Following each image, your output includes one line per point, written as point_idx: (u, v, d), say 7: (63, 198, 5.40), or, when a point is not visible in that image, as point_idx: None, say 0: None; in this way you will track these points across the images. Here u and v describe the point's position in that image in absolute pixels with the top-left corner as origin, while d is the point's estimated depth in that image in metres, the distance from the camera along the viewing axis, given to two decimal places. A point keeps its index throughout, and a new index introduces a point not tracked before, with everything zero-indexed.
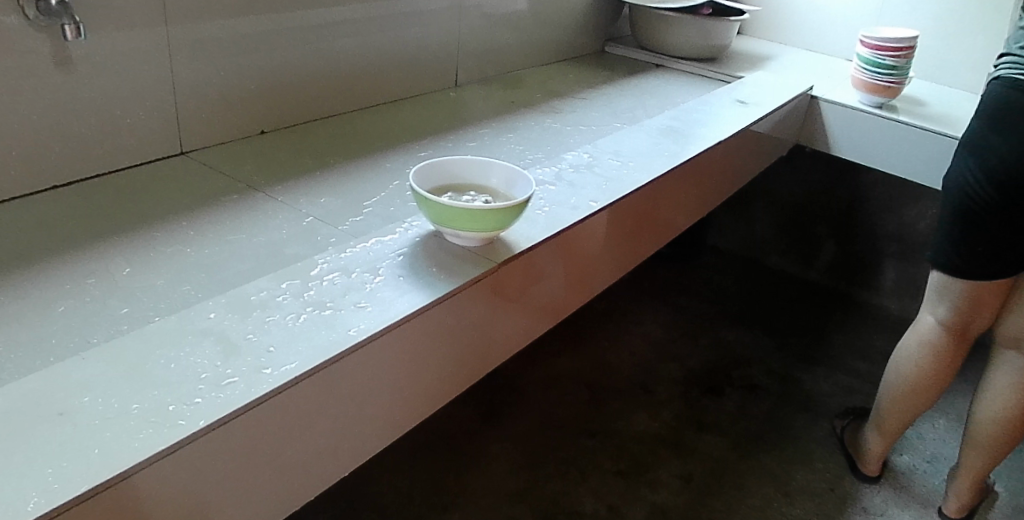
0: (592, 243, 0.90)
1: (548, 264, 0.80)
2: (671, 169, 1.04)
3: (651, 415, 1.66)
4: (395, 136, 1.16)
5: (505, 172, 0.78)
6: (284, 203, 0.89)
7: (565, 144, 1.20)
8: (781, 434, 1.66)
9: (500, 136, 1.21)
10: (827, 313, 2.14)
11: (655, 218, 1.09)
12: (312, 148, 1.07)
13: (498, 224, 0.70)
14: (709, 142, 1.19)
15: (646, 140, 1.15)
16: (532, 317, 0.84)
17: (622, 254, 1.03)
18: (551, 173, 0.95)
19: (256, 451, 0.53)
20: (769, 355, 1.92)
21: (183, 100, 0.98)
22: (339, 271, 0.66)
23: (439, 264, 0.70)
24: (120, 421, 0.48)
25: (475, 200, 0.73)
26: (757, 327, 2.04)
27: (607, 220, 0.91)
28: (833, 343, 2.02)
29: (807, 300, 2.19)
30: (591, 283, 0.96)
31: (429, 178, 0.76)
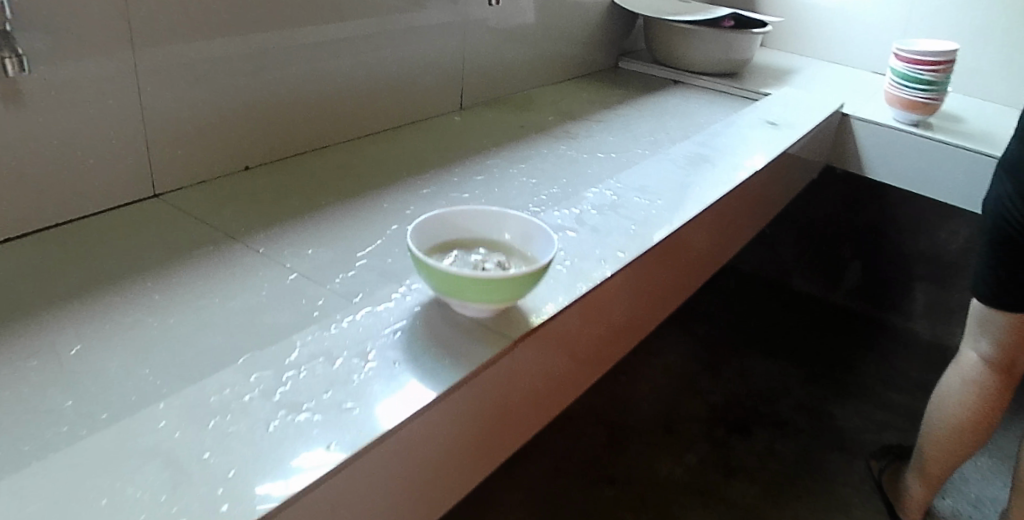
0: (621, 298, 0.78)
1: (570, 330, 0.69)
2: (703, 208, 0.93)
3: (673, 458, 1.53)
4: (393, 168, 1.05)
5: (520, 224, 0.66)
6: (267, 255, 0.78)
7: (583, 176, 1.08)
8: (813, 477, 1.53)
9: (510, 168, 1.10)
10: (856, 340, 2.01)
11: (687, 265, 0.97)
12: (301, 187, 0.96)
13: (513, 293, 0.58)
14: (740, 173, 1.08)
15: (672, 172, 1.03)
16: (551, 390, 0.72)
17: (652, 304, 0.91)
18: (570, 215, 0.84)
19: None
20: (797, 388, 1.80)
21: (153, 136, 0.87)
22: (320, 357, 0.55)
23: (442, 341, 0.58)
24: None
25: (486, 264, 0.61)
26: (784, 357, 1.91)
27: (636, 272, 0.79)
28: (864, 372, 1.89)
29: (834, 327, 2.07)
30: (617, 343, 0.84)
31: (430, 234, 0.64)
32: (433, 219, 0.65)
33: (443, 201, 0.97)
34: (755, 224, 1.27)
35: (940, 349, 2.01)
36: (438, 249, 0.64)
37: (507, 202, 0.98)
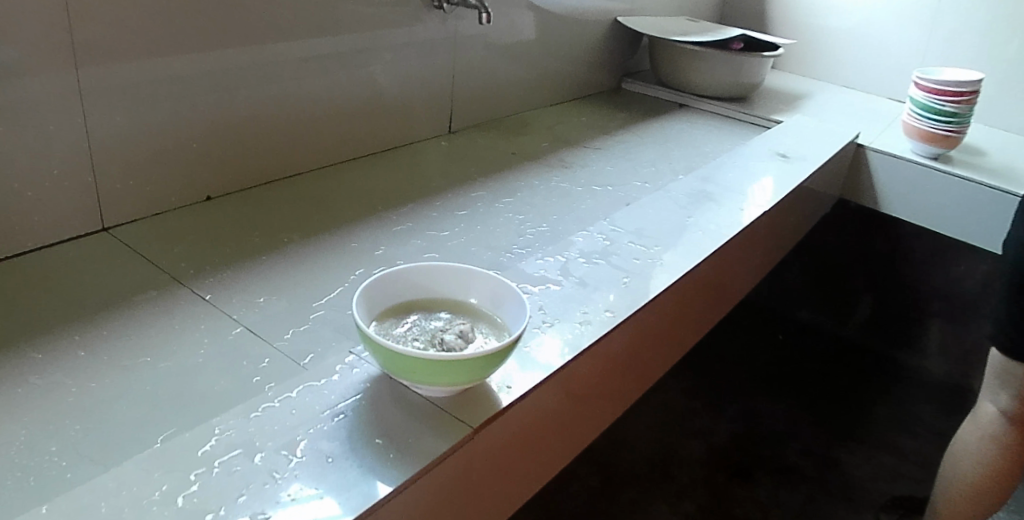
0: (613, 361, 0.70)
1: (551, 403, 0.60)
2: (703, 258, 0.84)
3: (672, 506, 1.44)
4: (368, 201, 0.97)
5: (488, 287, 0.58)
6: (214, 303, 0.70)
7: (576, 213, 1.00)
8: None
9: (497, 201, 1.02)
10: (867, 380, 1.91)
11: (687, 319, 0.88)
12: (265, 223, 0.87)
13: (473, 374, 0.49)
14: (746, 215, 0.99)
15: (671, 214, 0.95)
16: (530, 468, 0.63)
17: (651, 361, 0.82)
18: (554, 264, 0.76)
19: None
20: (803, 431, 1.71)
21: (102, 163, 0.77)
22: (241, 451, 0.46)
23: (389, 429, 0.50)
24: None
25: (445, 334, 0.53)
26: (791, 396, 1.82)
27: (631, 331, 0.71)
28: (874, 414, 1.79)
29: (843, 365, 1.97)
30: (610, 408, 0.75)
31: (385, 294, 0.56)
32: (389, 278, 0.56)
33: (419, 240, 0.89)
34: (762, 267, 1.18)
35: (954, 391, 1.91)
36: (392, 314, 0.55)
37: (490, 242, 0.89)
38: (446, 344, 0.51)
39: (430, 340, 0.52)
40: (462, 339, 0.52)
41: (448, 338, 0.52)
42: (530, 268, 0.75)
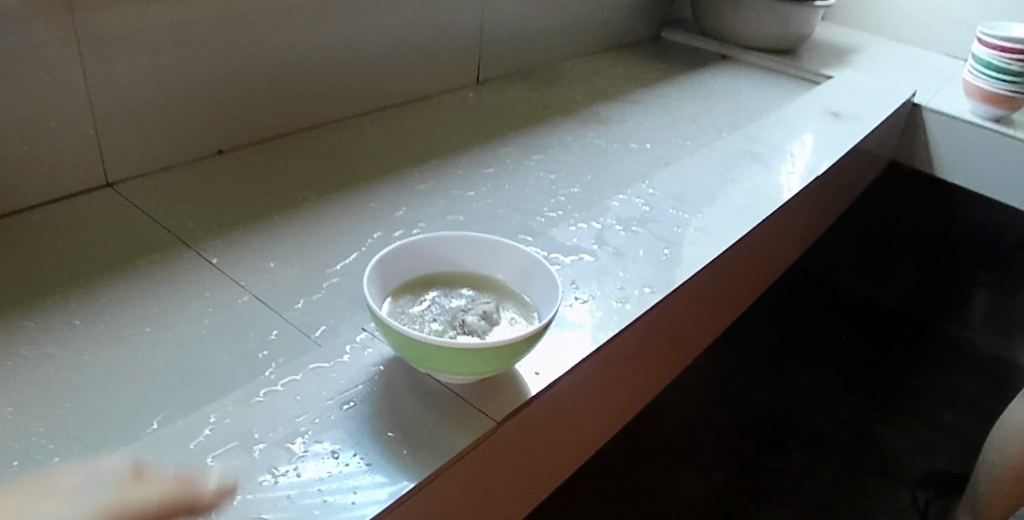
0: (655, 338, 0.64)
1: (587, 387, 0.55)
2: (752, 226, 0.77)
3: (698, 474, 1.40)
4: (390, 156, 0.91)
5: (516, 261, 0.52)
6: (221, 268, 0.66)
7: (611, 172, 0.93)
8: (855, 505, 1.38)
9: (527, 158, 0.95)
10: (910, 349, 1.83)
11: (732, 293, 0.82)
12: (279, 181, 0.81)
13: (496, 363, 0.44)
14: (797, 180, 0.91)
15: (713, 178, 0.88)
16: (565, 453, 0.58)
17: (694, 335, 0.76)
18: (588, 232, 0.70)
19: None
20: (840, 401, 1.64)
21: (104, 117, 0.72)
22: (238, 444, 0.42)
23: (403, 423, 0.44)
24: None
25: (466, 316, 0.47)
26: (830, 364, 1.75)
27: (674, 306, 0.65)
28: (915, 386, 1.72)
29: (886, 332, 1.88)
30: (651, 387, 0.70)
31: (402, 267, 0.50)
32: (404, 250, 0.50)
33: (442, 200, 0.83)
34: (810, 235, 1.10)
35: (998, 364, 1.83)
36: (410, 289, 0.50)
37: (519, 204, 0.83)
38: (467, 328, 0.46)
39: (450, 321, 0.47)
40: (485, 321, 0.47)
41: (469, 320, 0.46)
42: (561, 237, 0.69)
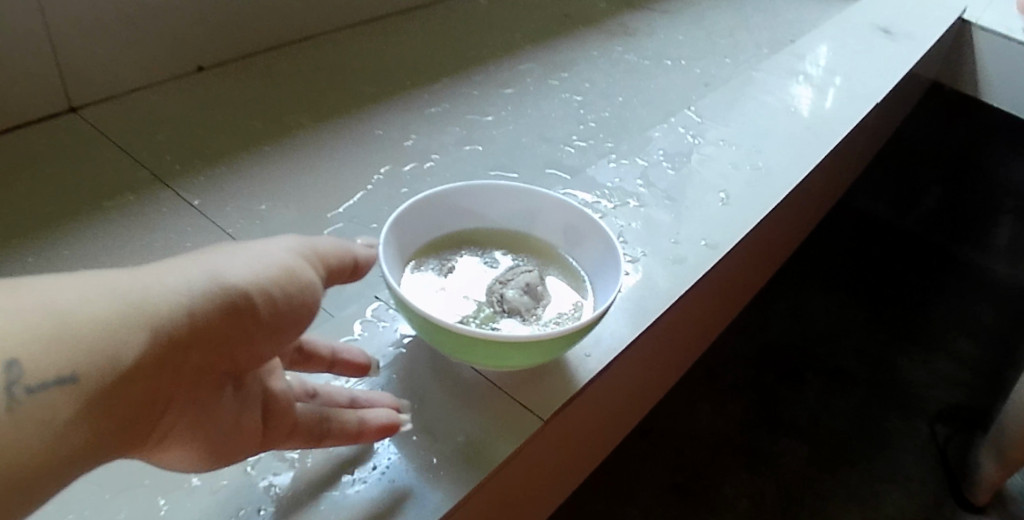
0: (705, 306, 0.57)
1: (634, 370, 0.49)
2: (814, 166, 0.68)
3: (712, 407, 1.18)
4: (392, 74, 0.79)
5: (561, 214, 0.44)
6: (203, 213, 0.57)
7: (645, 94, 0.82)
8: (863, 444, 1.16)
9: (550, 78, 0.83)
10: (925, 271, 1.52)
11: (780, 243, 0.74)
12: (268, 105, 0.70)
13: (542, 353, 0.36)
14: (857, 108, 0.80)
15: (762, 106, 0.77)
16: (607, 437, 0.53)
17: (742, 292, 0.69)
18: (630, 169, 0.61)
19: (348, 438, 0.36)
20: (856, 331, 1.36)
21: (67, 40, 0.59)
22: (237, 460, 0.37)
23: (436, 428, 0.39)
24: (194, 254, 0.31)
25: (505, 288, 0.39)
26: (841, 286, 1.45)
27: (727, 270, 0.57)
28: (936, 314, 1.43)
29: (900, 248, 1.55)
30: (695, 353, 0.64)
31: (419, 224, 0.41)
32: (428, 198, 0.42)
33: (458, 126, 0.72)
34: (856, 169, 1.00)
35: None
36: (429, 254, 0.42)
37: (544, 132, 0.73)
38: (510, 309, 0.38)
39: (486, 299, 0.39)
40: (529, 297, 0.39)
41: (509, 297, 0.39)
42: (601, 176, 0.59)
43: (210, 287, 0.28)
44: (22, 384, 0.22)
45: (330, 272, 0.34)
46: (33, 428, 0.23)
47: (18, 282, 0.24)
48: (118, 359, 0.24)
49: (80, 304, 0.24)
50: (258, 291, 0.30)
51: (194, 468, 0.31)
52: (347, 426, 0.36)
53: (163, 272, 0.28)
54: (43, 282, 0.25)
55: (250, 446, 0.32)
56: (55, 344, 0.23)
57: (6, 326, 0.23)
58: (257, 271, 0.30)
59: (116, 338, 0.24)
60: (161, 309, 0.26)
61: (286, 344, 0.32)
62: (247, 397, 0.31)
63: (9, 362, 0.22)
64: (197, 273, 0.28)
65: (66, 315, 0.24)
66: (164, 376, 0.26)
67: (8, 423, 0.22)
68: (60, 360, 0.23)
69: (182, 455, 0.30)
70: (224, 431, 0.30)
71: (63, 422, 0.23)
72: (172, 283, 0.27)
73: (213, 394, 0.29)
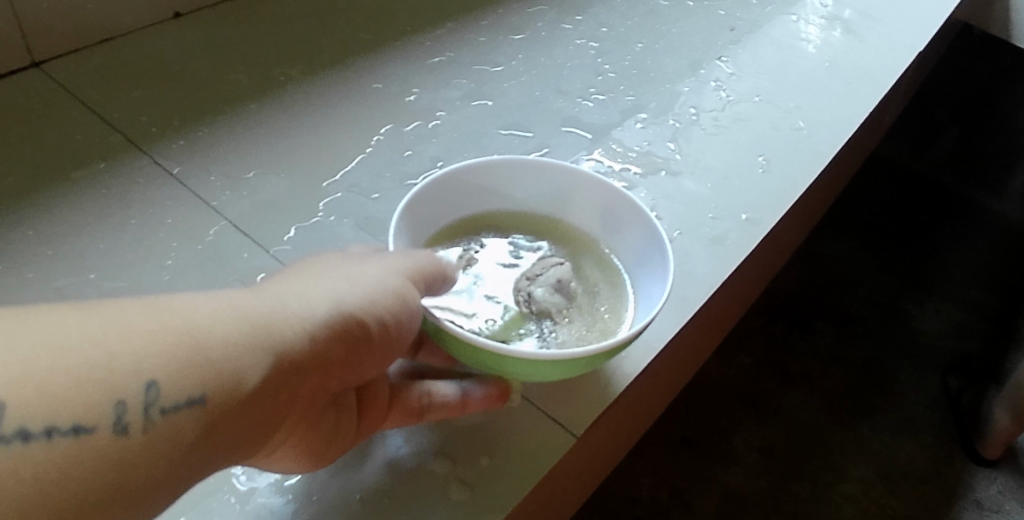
0: (727, 292, 0.56)
1: (656, 365, 0.48)
2: (855, 129, 0.64)
3: (718, 355, 1.01)
4: (388, 14, 0.70)
5: (599, 200, 0.47)
6: (186, 185, 0.52)
7: (670, 36, 0.73)
8: (867, 399, 0.98)
9: (564, 17, 0.74)
10: (934, 207, 1.24)
11: (798, 215, 0.72)
12: (250, 55, 0.63)
13: (577, 369, 0.38)
14: (901, 58, 0.73)
15: (797, 59, 0.71)
16: (623, 423, 0.53)
17: (759, 265, 0.67)
18: (662, 131, 0.61)
19: (451, 409, 0.40)
20: (867, 270, 1.13)
21: None
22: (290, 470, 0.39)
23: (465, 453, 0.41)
24: (307, 276, 0.35)
25: (536, 279, 0.43)
26: (842, 226, 1.19)
27: (753, 257, 0.56)
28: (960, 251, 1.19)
29: (904, 187, 1.26)
30: (708, 331, 0.64)
31: (447, 205, 0.45)
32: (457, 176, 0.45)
33: (465, 78, 0.65)
34: (881, 126, 0.96)
35: None
36: (457, 234, 0.46)
37: (559, 84, 0.66)
38: (539, 308, 0.42)
39: (517, 297, 0.42)
40: (559, 295, 0.43)
41: (538, 293, 0.42)
42: (628, 139, 0.60)
43: (329, 321, 0.32)
44: (157, 405, 0.26)
45: (425, 291, 0.38)
46: (164, 444, 0.26)
47: (159, 302, 0.28)
48: (242, 382, 0.28)
49: (211, 329, 0.28)
50: (371, 318, 0.34)
51: (301, 467, 0.36)
52: (448, 398, 0.40)
53: (285, 300, 0.32)
54: (181, 304, 0.29)
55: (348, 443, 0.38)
56: (185, 368, 0.27)
57: (144, 350, 0.26)
58: (367, 300, 0.34)
59: (237, 364, 0.28)
60: (285, 335, 0.30)
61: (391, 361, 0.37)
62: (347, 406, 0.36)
63: (147, 384, 0.26)
64: (310, 302, 0.32)
65: (202, 339, 0.27)
66: (280, 397, 0.30)
67: (143, 439, 0.26)
68: (189, 385, 0.27)
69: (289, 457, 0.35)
70: (330, 435, 0.35)
71: (190, 438, 0.27)
72: (300, 311, 0.32)
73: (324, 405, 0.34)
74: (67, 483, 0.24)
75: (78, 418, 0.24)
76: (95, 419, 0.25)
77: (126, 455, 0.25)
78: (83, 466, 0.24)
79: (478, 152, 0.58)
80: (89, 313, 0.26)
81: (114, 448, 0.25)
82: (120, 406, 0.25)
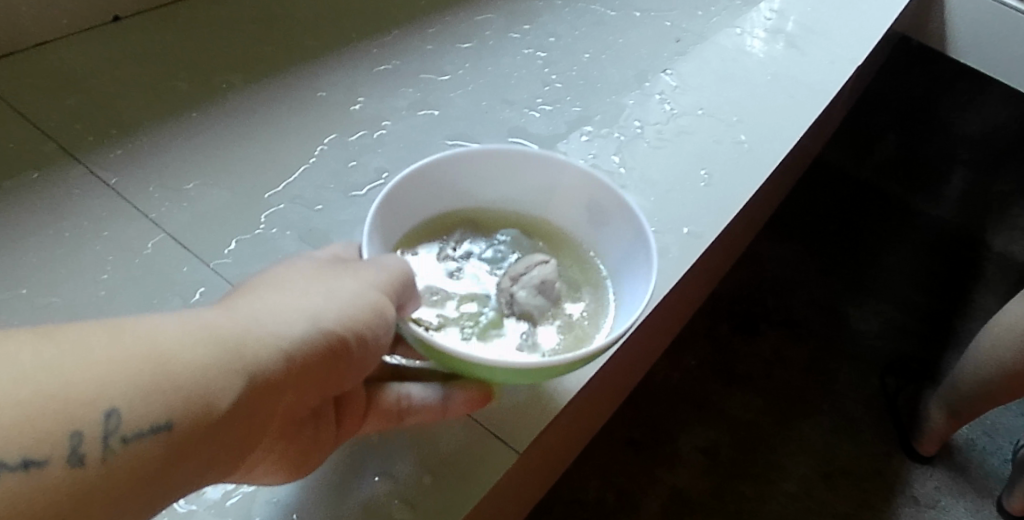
0: (670, 302, 0.58)
1: (600, 375, 0.49)
2: (794, 143, 0.66)
3: (664, 356, 1.03)
4: (335, 21, 0.70)
5: (585, 194, 0.49)
6: (121, 197, 0.51)
7: (617, 47, 0.74)
8: (809, 399, 1.01)
9: (512, 25, 0.75)
10: (873, 211, 1.28)
11: (740, 226, 0.74)
12: (190, 61, 0.62)
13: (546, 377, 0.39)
14: (839, 72, 0.75)
15: (738, 72, 0.73)
16: (569, 431, 0.54)
17: (701, 275, 0.69)
18: (607, 143, 0.62)
19: (431, 411, 0.41)
20: (808, 275, 1.17)
21: None
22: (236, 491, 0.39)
23: (409, 464, 0.42)
24: (286, 287, 0.34)
25: (521, 282, 0.44)
26: (785, 230, 1.22)
27: (694, 268, 0.58)
28: (896, 253, 1.23)
29: (846, 192, 1.30)
30: (652, 339, 0.65)
31: (437, 197, 0.49)
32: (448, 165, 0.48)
33: (411, 87, 0.65)
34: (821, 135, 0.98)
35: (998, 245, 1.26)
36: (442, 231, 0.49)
37: (506, 94, 0.66)
38: (520, 311, 0.44)
39: (501, 298, 0.45)
40: (541, 297, 0.44)
41: (520, 297, 0.44)
42: (574, 151, 0.61)
43: (308, 339, 0.32)
44: (116, 433, 0.26)
45: (403, 299, 0.38)
46: (124, 471, 0.26)
47: (122, 326, 0.28)
48: (213, 406, 0.28)
49: (179, 356, 0.28)
50: (351, 334, 0.34)
51: (280, 478, 0.37)
52: (428, 401, 0.40)
53: (260, 317, 0.32)
54: (149, 328, 0.28)
55: (328, 448, 0.39)
56: (147, 396, 0.27)
57: (102, 378, 0.26)
58: (347, 314, 0.34)
59: (204, 389, 0.28)
60: (259, 356, 0.30)
61: (370, 371, 0.37)
62: (325, 416, 0.37)
63: (107, 412, 0.26)
64: (288, 318, 0.32)
65: (167, 367, 0.27)
66: (254, 417, 0.30)
67: (101, 468, 0.26)
68: (151, 411, 0.27)
69: (267, 469, 0.35)
70: (308, 447, 0.36)
71: (151, 463, 0.27)
72: (276, 330, 0.32)
73: (297, 418, 0.34)
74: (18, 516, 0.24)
75: (29, 452, 0.24)
76: (48, 452, 0.24)
77: (82, 485, 0.25)
78: (40, 498, 0.24)
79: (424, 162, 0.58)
80: (46, 338, 0.26)
81: (70, 479, 0.25)
82: (76, 436, 0.25)
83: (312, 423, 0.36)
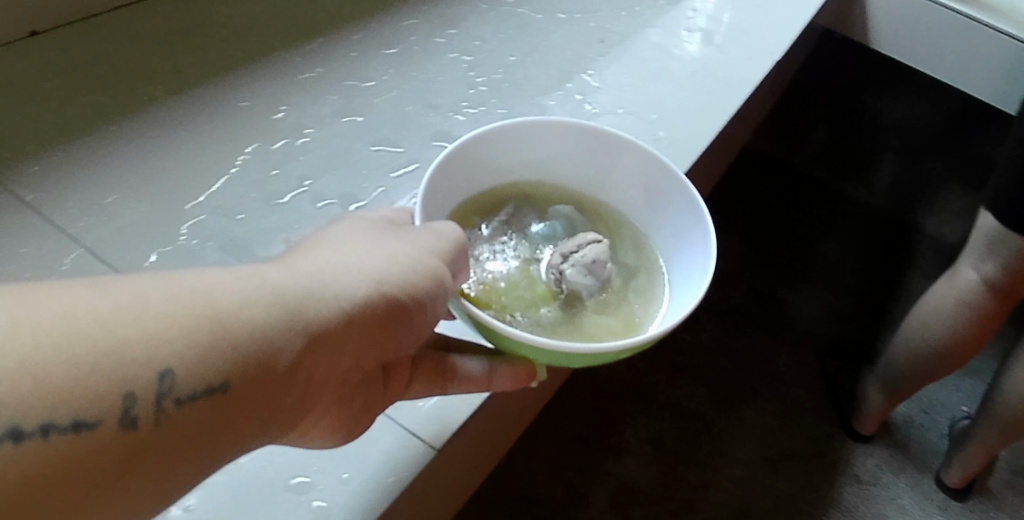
0: None
1: None
2: (713, 137, 0.69)
3: None
4: (258, 30, 0.70)
5: (643, 173, 0.53)
6: (37, 213, 0.50)
7: (542, 49, 0.76)
8: (750, 385, 1.05)
9: (437, 30, 0.76)
10: (808, 199, 1.32)
11: None
12: (114, 73, 0.61)
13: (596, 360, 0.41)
14: (757, 68, 0.78)
15: (659, 71, 0.75)
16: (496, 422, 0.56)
17: None
18: None
19: (476, 383, 0.43)
20: (747, 264, 1.20)
21: None
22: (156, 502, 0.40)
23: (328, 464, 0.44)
24: (346, 247, 0.36)
25: (573, 259, 0.49)
26: (724, 221, 1.26)
27: None
28: (831, 240, 1.27)
29: (782, 182, 1.34)
30: None
31: (483, 169, 0.52)
32: (502, 141, 0.52)
33: (336, 94, 0.65)
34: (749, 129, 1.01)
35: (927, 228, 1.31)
36: (490, 205, 0.53)
37: (431, 98, 0.67)
38: (568, 288, 0.48)
39: (550, 274, 0.49)
40: (590, 276, 0.48)
41: (569, 274, 0.48)
42: None
43: (366, 300, 0.33)
44: (170, 394, 0.28)
45: (454, 269, 0.38)
46: (180, 429, 0.28)
47: (183, 287, 0.29)
48: (270, 365, 0.30)
49: (238, 316, 0.29)
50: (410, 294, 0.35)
51: (331, 440, 0.39)
52: (474, 374, 0.42)
53: (322, 276, 0.33)
54: (208, 287, 0.30)
55: (376, 410, 0.41)
56: (203, 356, 0.28)
57: (161, 338, 0.27)
58: (405, 275, 0.35)
59: (262, 349, 0.30)
60: (319, 316, 0.32)
61: (427, 333, 0.38)
62: (371, 378, 0.40)
63: (162, 373, 0.27)
64: (350, 278, 0.34)
65: (229, 326, 0.29)
66: (310, 375, 0.32)
67: (154, 427, 0.28)
68: (204, 373, 0.28)
69: (323, 428, 0.38)
70: (360, 405, 0.39)
71: (206, 420, 0.29)
72: (337, 291, 0.33)
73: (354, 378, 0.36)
74: (67, 471, 0.26)
75: (81, 413, 0.25)
76: (100, 413, 0.26)
77: (129, 445, 0.27)
78: (92, 452, 0.26)
79: (348, 168, 0.59)
80: (104, 295, 0.28)
81: (122, 438, 0.27)
82: (130, 397, 0.27)
83: (361, 382, 0.39)
